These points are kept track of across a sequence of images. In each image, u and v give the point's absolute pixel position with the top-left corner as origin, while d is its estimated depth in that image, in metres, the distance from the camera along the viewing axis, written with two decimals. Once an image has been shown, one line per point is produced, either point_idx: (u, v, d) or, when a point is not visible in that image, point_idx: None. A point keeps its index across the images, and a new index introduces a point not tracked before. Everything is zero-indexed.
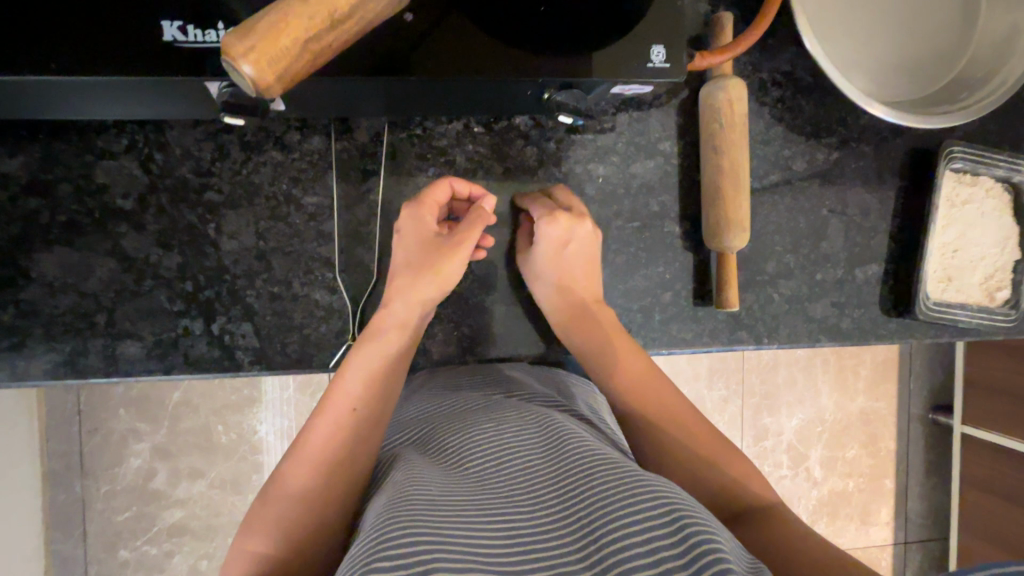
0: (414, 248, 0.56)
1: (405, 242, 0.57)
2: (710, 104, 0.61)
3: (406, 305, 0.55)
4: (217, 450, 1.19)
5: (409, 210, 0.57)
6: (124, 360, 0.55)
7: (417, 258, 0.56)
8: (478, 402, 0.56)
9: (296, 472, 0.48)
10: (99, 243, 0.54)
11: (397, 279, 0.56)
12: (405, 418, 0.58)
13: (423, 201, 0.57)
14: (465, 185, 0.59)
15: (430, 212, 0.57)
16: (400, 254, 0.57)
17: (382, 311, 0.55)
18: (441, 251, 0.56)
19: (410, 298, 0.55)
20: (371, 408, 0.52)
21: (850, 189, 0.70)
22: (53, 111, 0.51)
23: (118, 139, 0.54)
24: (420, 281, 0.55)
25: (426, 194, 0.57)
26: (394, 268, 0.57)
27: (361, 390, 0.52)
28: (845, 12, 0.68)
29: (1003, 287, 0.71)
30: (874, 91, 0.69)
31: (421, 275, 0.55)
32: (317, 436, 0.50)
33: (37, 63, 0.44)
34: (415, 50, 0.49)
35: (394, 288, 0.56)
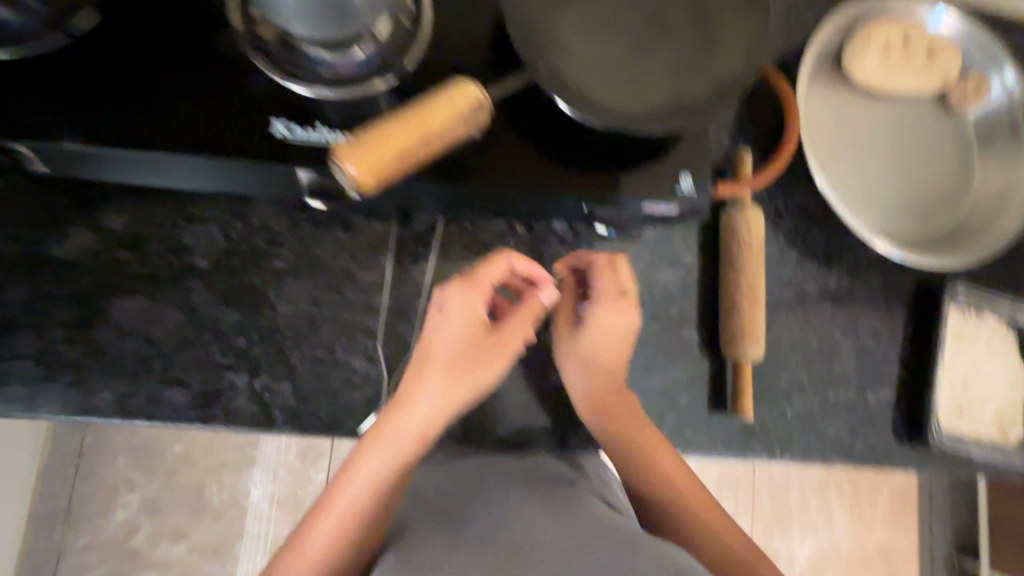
0: (455, 341, 0.55)
1: (449, 329, 0.55)
2: (731, 226, 0.67)
3: (432, 405, 0.52)
4: (207, 510, 1.32)
5: (461, 289, 0.56)
6: (168, 406, 0.58)
7: (456, 360, 0.54)
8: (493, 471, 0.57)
9: (311, 546, 0.50)
10: (171, 295, 0.60)
11: (428, 377, 0.53)
12: (424, 475, 0.59)
13: (476, 281, 0.57)
14: (524, 265, 0.60)
15: (480, 296, 0.57)
16: (442, 350, 0.54)
17: (405, 405, 0.52)
18: (484, 354, 0.55)
19: (440, 401, 0.53)
20: (387, 498, 0.51)
21: (860, 315, 0.75)
22: (163, 180, 0.59)
23: (209, 208, 0.62)
24: (466, 380, 0.54)
25: (481, 279, 0.57)
26: (424, 359, 0.55)
27: (375, 481, 0.51)
28: (854, 158, 0.77)
29: (1012, 424, 0.73)
30: (883, 228, 0.76)
31: (458, 380, 0.53)
32: (334, 514, 0.51)
33: (168, 143, 0.53)
34: (476, 157, 0.57)
35: (427, 382, 0.53)
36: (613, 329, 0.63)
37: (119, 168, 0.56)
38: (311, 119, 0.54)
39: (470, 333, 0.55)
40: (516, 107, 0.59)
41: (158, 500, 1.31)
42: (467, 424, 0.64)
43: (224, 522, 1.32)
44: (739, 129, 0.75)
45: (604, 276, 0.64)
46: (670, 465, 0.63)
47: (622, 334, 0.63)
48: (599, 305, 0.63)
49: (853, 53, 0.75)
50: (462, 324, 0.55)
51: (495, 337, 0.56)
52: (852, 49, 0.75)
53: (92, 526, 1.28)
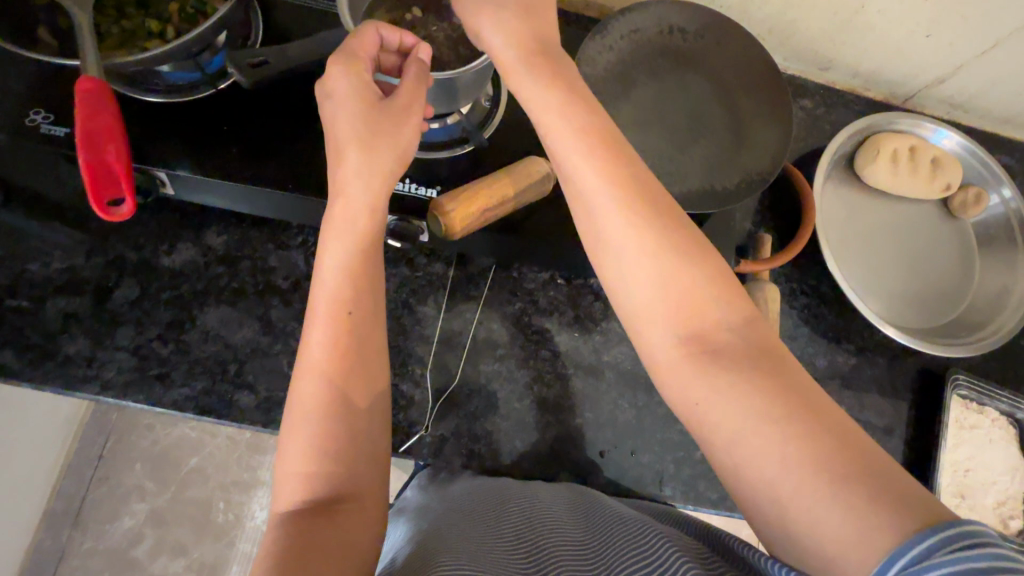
0: (356, 119, 0.52)
1: (339, 110, 0.52)
2: (750, 300, 0.75)
3: (364, 186, 0.52)
4: (211, 527, 1.35)
5: (342, 67, 0.51)
6: (237, 406, 0.65)
7: (374, 122, 0.51)
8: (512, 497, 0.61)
9: (295, 451, 0.44)
10: (254, 309, 0.68)
11: (349, 156, 0.52)
12: (446, 496, 0.62)
13: (355, 57, 0.51)
14: (395, 32, 0.52)
15: (364, 67, 0.51)
16: (345, 134, 0.52)
17: (336, 203, 0.52)
18: (393, 115, 0.52)
19: (367, 179, 0.52)
20: (343, 363, 0.47)
21: (866, 393, 0.80)
22: (263, 210, 0.69)
23: (296, 236, 0.72)
24: (388, 123, 0.51)
25: (355, 45, 0.51)
26: (336, 152, 0.53)
27: (328, 334, 0.47)
28: (863, 249, 0.85)
29: (1014, 515, 0.77)
30: (888, 315, 0.83)
31: (378, 150, 0.52)
32: (302, 403, 0.46)
33: (279, 182, 0.63)
34: (532, 217, 0.66)
35: (347, 165, 0.52)
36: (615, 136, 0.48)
37: (233, 197, 0.66)
38: None
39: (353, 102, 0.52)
40: None
41: (167, 512, 1.35)
42: (497, 454, 0.70)
43: (227, 541, 1.34)
44: (761, 213, 0.84)
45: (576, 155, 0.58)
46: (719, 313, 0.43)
47: None
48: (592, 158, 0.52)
49: (865, 159, 0.85)
50: (351, 96, 0.52)
51: (393, 98, 0.52)
52: (865, 155, 0.85)
53: (101, 529, 1.32)
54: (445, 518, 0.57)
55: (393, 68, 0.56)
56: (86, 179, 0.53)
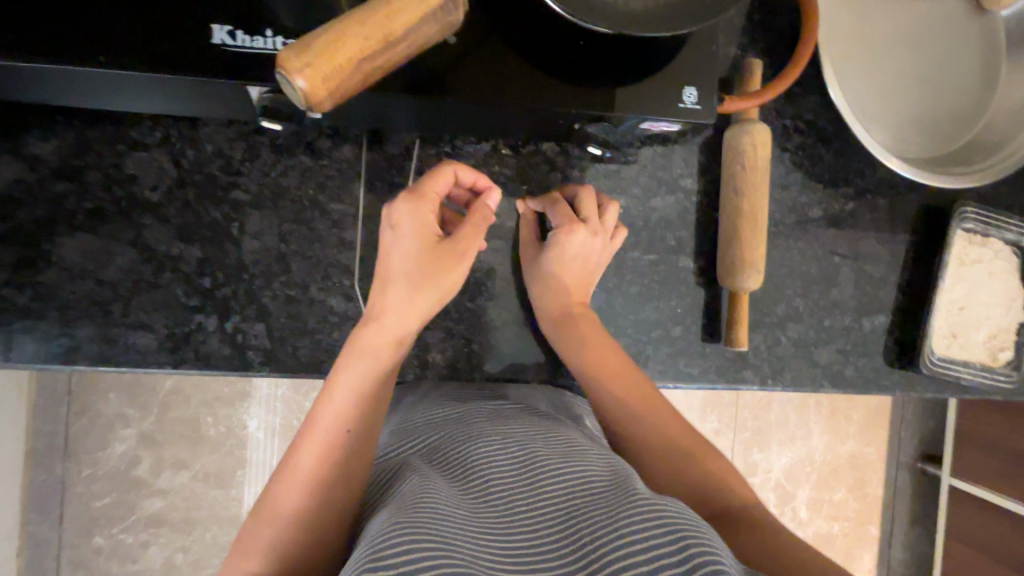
0: (414, 255, 0.53)
1: (399, 245, 0.53)
2: (734, 147, 0.62)
3: (403, 320, 0.52)
4: (204, 442, 1.33)
5: (411, 204, 0.53)
6: (136, 350, 0.55)
7: (418, 268, 0.52)
8: (480, 410, 0.58)
9: (297, 481, 0.48)
10: (123, 232, 0.55)
11: (392, 290, 0.52)
12: (409, 420, 0.59)
13: (425, 193, 0.55)
14: (469, 174, 0.57)
15: (431, 205, 0.54)
16: (398, 266, 0.53)
17: (375, 321, 0.52)
18: (442, 261, 0.53)
19: (406, 313, 0.52)
20: (359, 432, 0.50)
21: (863, 239, 0.71)
22: (93, 100, 0.52)
23: (152, 132, 0.55)
24: (437, 270, 0.53)
25: (429, 183, 0.55)
26: (390, 273, 0.53)
27: (350, 411, 0.50)
28: (871, 66, 0.70)
29: (1005, 347, 0.72)
30: (892, 145, 0.70)
31: (423, 291, 0.52)
32: (312, 448, 0.49)
33: (88, 56, 0.45)
34: (451, 69, 0.50)
35: (393, 292, 0.52)
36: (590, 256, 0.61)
37: (38, 86, 0.49)
38: (259, 23, 0.47)
39: (420, 241, 0.53)
40: (497, 5, 0.51)
41: (157, 433, 1.31)
42: (453, 360, 0.62)
43: (226, 451, 1.34)
44: (749, 32, 0.66)
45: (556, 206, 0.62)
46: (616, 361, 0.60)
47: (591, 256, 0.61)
48: (563, 231, 0.59)
49: None
50: (417, 234, 0.53)
51: (452, 242, 0.54)
52: None
53: (95, 458, 1.29)
54: (410, 451, 0.54)
55: (461, 197, 0.62)
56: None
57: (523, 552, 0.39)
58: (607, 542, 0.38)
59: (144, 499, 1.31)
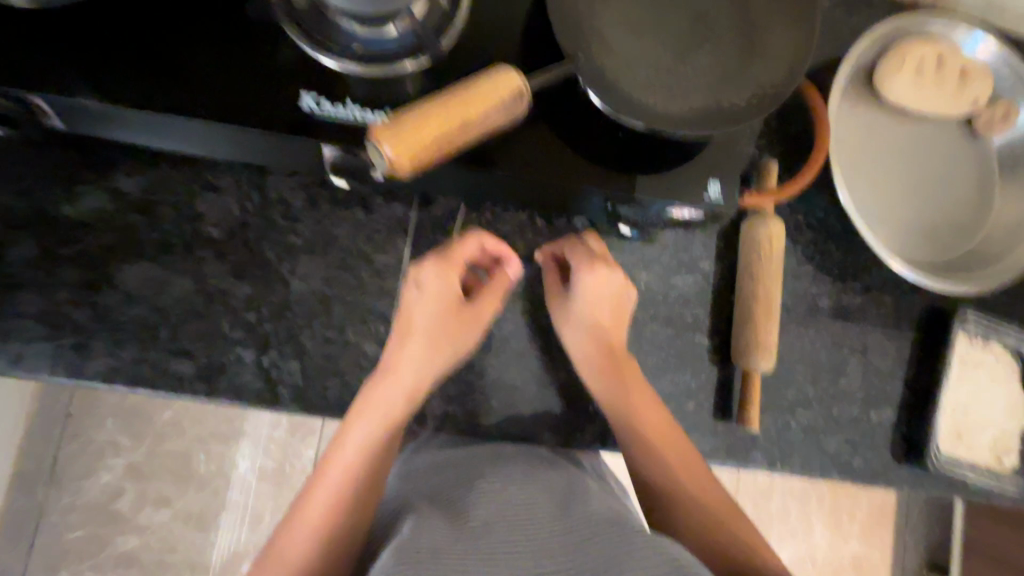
0: (430, 315, 0.58)
1: (422, 305, 0.58)
2: (751, 237, 0.67)
3: (415, 375, 0.56)
4: (192, 480, 1.30)
5: (435, 269, 0.58)
6: (173, 376, 0.57)
7: (437, 327, 0.58)
8: (487, 451, 0.59)
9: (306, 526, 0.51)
10: (183, 264, 0.59)
11: (409, 346, 0.57)
12: (414, 459, 0.60)
13: (449, 261, 0.59)
14: (496, 243, 0.61)
15: (455, 271, 0.59)
16: (419, 324, 0.58)
17: (387, 371, 0.56)
18: (463, 322, 0.59)
19: (419, 366, 0.57)
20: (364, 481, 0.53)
21: (870, 333, 0.75)
22: (180, 145, 0.58)
23: (226, 177, 0.61)
24: (449, 337, 0.58)
25: (454, 251, 0.59)
26: (410, 331, 0.58)
27: (357, 461, 0.54)
28: (877, 177, 0.77)
29: (1010, 452, 0.74)
30: (898, 248, 0.75)
31: (437, 355, 0.57)
32: (320, 496, 0.52)
33: (191, 109, 0.52)
34: (505, 148, 0.56)
35: (409, 349, 0.57)
36: (617, 292, 0.64)
37: (137, 129, 0.55)
38: (341, 95, 0.53)
39: (438, 308, 0.59)
40: (549, 98, 0.58)
41: (145, 465, 1.29)
42: (473, 414, 0.64)
43: (213, 491, 1.31)
44: (766, 138, 0.74)
45: (574, 247, 0.64)
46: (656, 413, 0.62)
47: (612, 294, 0.63)
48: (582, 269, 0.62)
49: (886, 71, 0.74)
50: (436, 302, 0.58)
51: (472, 307, 0.60)
52: (886, 65, 0.74)
53: (78, 486, 1.26)
54: (417, 491, 0.55)
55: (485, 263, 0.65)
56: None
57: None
58: None
59: (119, 535, 1.26)
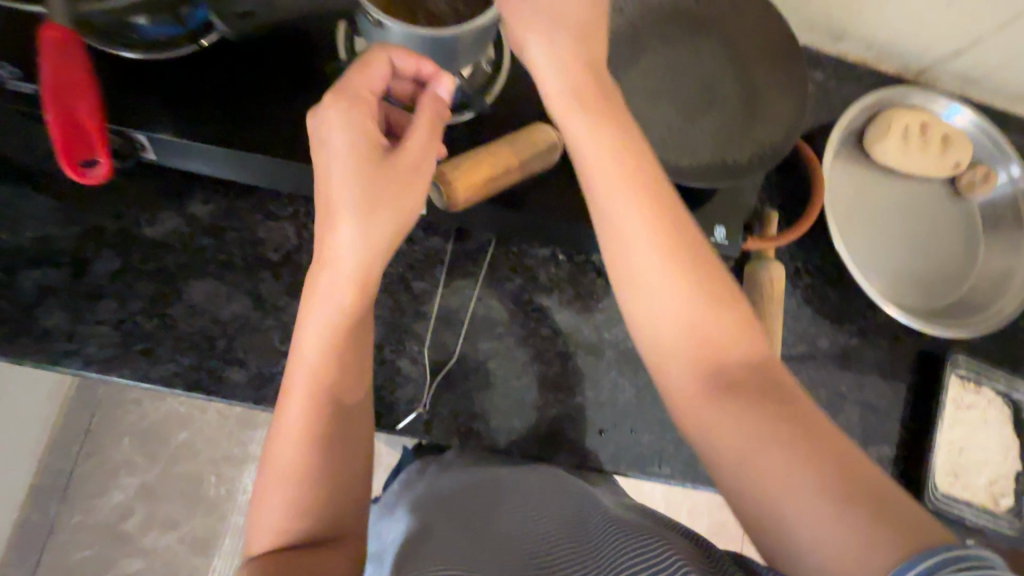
0: (348, 182, 0.46)
1: (336, 167, 0.47)
2: (754, 278, 0.73)
3: (332, 281, 0.46)
4: (203, 502, 1.32)
5: (342, 104, 0.47)
6: (227, 383, 0.63)
7: (368, 188, 0.46)
8: (499, 483, 0.61)
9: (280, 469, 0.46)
10: (243, 282, 0.66)
11: (340, 227, 0.46)
12: (430, 489, 0.62)
13: (358, 91, 0.48)
14: (410, 58, 0.51)
15: (370, 107, 0.48)
16: (336, 193, 0.46)
17: (326, 265, 0.48)
18: (393, 184, 0.46)
19: (357, 245, 0.46)
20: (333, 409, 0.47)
21: (867, 373, 0.80)
22: (251, 179, 0.66)
23: (286, 207, 0.69)
24: (385, 199, 0.47)
25: (361, 66, 0.49)
26: (334, 210, 0.47)
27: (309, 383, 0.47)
28: (870, 228, 0.84)
29: (1006, 494, 0.77)
30: (891, 295, 0.81)
31: (374, 212, 0.46)
32: (292, 415, 0.47)
33: (269, 149, 0.60)
34: (536, 190, 0.64)
35: (343, 226, 0.46)
36: (577, 15, 0.51)
37: (218, 165, 0.63)
38: None
39: (361, 143, 0.47)
40: None
41: (158, 485, 1.32)
42: (495, 432, 0.69)
43: (222, 514, 1.32)
44: (767, 190, 0.82)
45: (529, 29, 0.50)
46: (721, 331, 0.45)
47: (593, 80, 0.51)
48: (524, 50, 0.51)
49: (875, 135, 0.83)
50: (343, 161, 0.47)
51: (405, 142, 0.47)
52: (874, 130, 0.83)
53: (90, 503, 1.29)
54: (429, 512, 0.56)
55: (406, 93, 0.54)
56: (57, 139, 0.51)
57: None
58: None
59: (123, 558, 1.27)
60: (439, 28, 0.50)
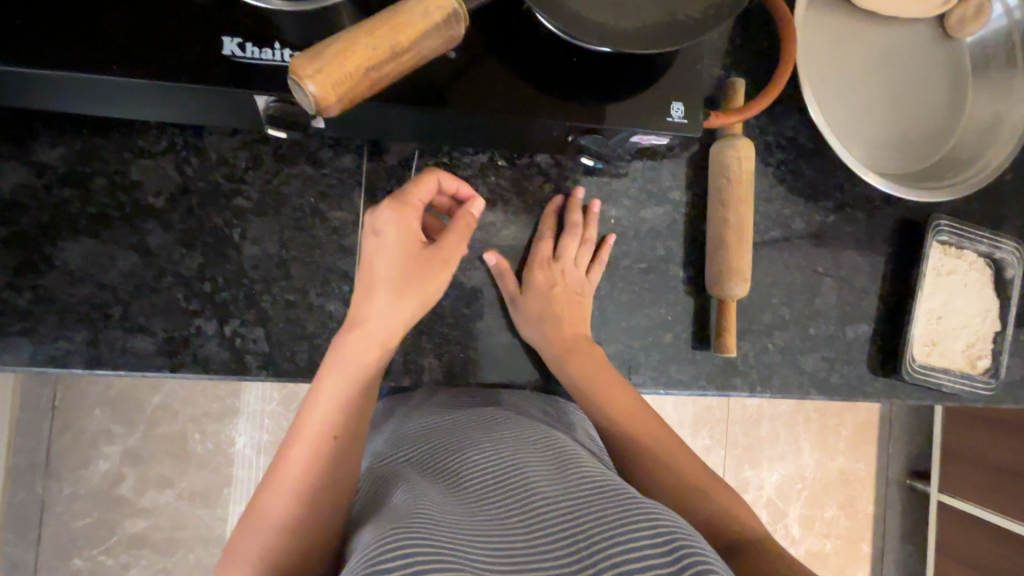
0: (397, 261, 0.53)
1: (384, 252, 0.54)
2: (720, 160, 0.65)
3: (384, 326, 0.53)
4: (191, 459, 1.31)
5: (394, 210, 0.54)
6: (134, 353, 0.55)
7: (403, 275, 0.53)
8: (470, 419, 0.58)
9: (282, 493, 0.49)
10: (125, 236, 0.56)
11: (376, 298, 0.53)
12: (405, 431, 0.59)
13: (408, 201, 0.55)
14: (453, 182, 0.58)
15: (417, 214, 0.55)
16: (382, 272, 0.53)
17: (355, 328, 0.52)
18: (427, 275, 0.54)
19: (389, 319, 0.53)
20: (342, 441, 0.51)
21: (844, 251, 0.74)
22: (98, 108, 0.53)
23: (158, 140, 0.57)
24: (412, 288, 0.53)
25: (413, 186, 0.55)
26: (375, 278, 0.53)
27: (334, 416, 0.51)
28: (848, 88, 0.74)
29: (983, 355, 0.75)
30: (870, 162, 0.74)
31: (406, 298, 0.53)
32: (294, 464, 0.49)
33: (100, 64, 0.47)
34: (450, 82, 0.52)
35: (378, 298, 0.53)
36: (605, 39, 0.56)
37: (46, 93, 0.50)
38: (266, 36, 0.49)
39: (405, 246, 0.54)
40: (497, 27, 0.54)
41: (141, 450, 1.28)
42: (450, 364, 0.64)
43: (213, 468, 1.31)
44: (732, 54, 0.70)
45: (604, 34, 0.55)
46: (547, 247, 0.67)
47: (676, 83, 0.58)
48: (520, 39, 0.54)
49: None
50: (401, 241, 0.54)
51: (436, 248, 0.55)
52: None
53: (77, 476, 1.26)
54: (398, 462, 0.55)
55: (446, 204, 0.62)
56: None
57: (517, 553, 0.40)
58: (602, 543, 0.39)
59: (126, 519, 1.27)
60: None
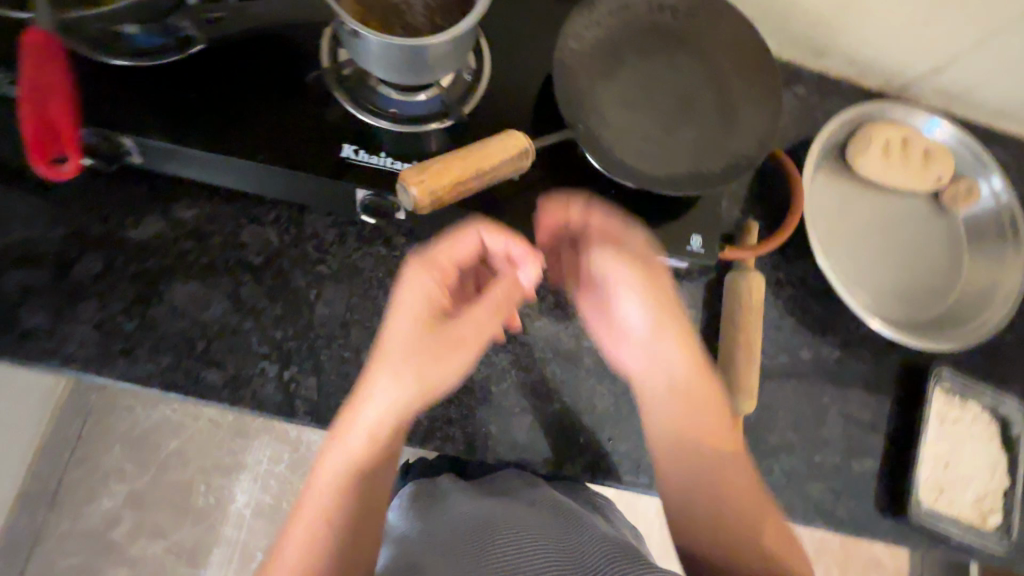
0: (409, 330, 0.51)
1: (397, 323, 0.51)
2: (733, 288, 0.73)
3: (387, 394, 0.50)
4: (190, 511, 1.31)
5: (421, 270, 0.53)
6: (203, 384, 0.63)
7: (410, 346, 0.50)
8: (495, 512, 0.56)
9: (286, 559, 0.49)
10: (223, 285, 0.67)
11: (380, 366, 0.50)
12: (446, 518, 0.58)
13: (438, 262, 0.55)
14: (500, 239, 0.55)
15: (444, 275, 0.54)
16: (393, 341, 0.51)
17: (363, 394, 0.51)
18: (436, 348, 0.50)
19: (391, 389, 0.50)
20: (349, 510, 0.51)
21: (850, 386, 0.79)
22: (230, 182, 0.67)
23: (269, 212, 0.70)
24: (417, 358, 0.50)
25: (446, 245, 0.55)
26: (382, 354, 0.51)
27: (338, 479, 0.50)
28: (853, 241, 0.84)
29: (994, 511, 0.76)
30: (874, 307, 0.81)
31: (407, 369, 0.50)
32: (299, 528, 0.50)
33: (247, 152, 0.61)
34: (511, 197, 0.64)
35: (380, 377, 0.51)
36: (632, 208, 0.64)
37: (197, 168, 0.64)
38: (375, 146, 0.62)
39: (421, 315, 0.51)
40: (555, 159, 0.67)
41: (146, 494, 1.31)
42: (472, 438, 0.69)
43: (208, 525, 1.31)
44: (751, 200, 0.82)
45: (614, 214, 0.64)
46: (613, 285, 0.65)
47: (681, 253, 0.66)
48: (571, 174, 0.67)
49: (858, 149, 0.83)
50: (418, 307, 0.52)
51: (453, 325, 0.51)
52: (857, 144, 0.84)
53: (80, 510, 1.28)
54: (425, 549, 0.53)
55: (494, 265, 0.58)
56: (29, 135, 0.55)
57: None
58: None
59: (113, 564, 1.26)
60: (407, 38, 0.53)
